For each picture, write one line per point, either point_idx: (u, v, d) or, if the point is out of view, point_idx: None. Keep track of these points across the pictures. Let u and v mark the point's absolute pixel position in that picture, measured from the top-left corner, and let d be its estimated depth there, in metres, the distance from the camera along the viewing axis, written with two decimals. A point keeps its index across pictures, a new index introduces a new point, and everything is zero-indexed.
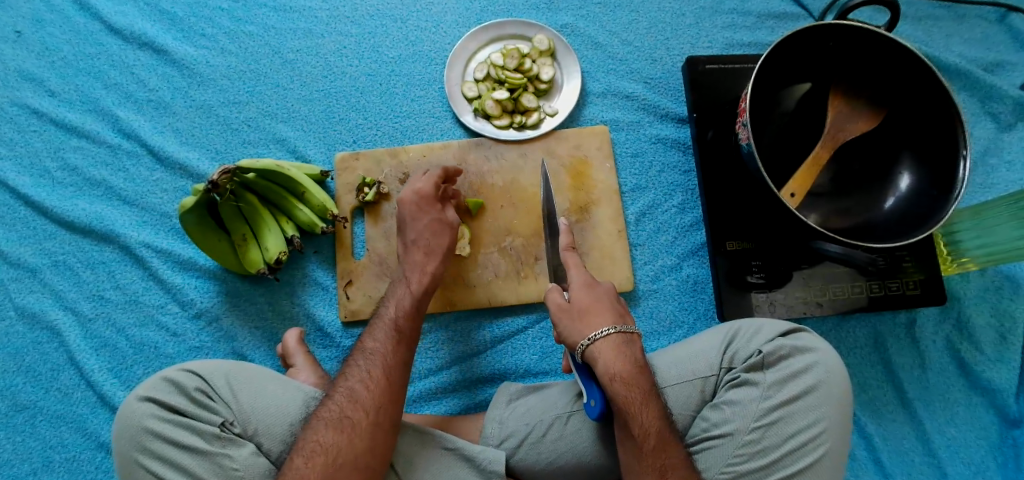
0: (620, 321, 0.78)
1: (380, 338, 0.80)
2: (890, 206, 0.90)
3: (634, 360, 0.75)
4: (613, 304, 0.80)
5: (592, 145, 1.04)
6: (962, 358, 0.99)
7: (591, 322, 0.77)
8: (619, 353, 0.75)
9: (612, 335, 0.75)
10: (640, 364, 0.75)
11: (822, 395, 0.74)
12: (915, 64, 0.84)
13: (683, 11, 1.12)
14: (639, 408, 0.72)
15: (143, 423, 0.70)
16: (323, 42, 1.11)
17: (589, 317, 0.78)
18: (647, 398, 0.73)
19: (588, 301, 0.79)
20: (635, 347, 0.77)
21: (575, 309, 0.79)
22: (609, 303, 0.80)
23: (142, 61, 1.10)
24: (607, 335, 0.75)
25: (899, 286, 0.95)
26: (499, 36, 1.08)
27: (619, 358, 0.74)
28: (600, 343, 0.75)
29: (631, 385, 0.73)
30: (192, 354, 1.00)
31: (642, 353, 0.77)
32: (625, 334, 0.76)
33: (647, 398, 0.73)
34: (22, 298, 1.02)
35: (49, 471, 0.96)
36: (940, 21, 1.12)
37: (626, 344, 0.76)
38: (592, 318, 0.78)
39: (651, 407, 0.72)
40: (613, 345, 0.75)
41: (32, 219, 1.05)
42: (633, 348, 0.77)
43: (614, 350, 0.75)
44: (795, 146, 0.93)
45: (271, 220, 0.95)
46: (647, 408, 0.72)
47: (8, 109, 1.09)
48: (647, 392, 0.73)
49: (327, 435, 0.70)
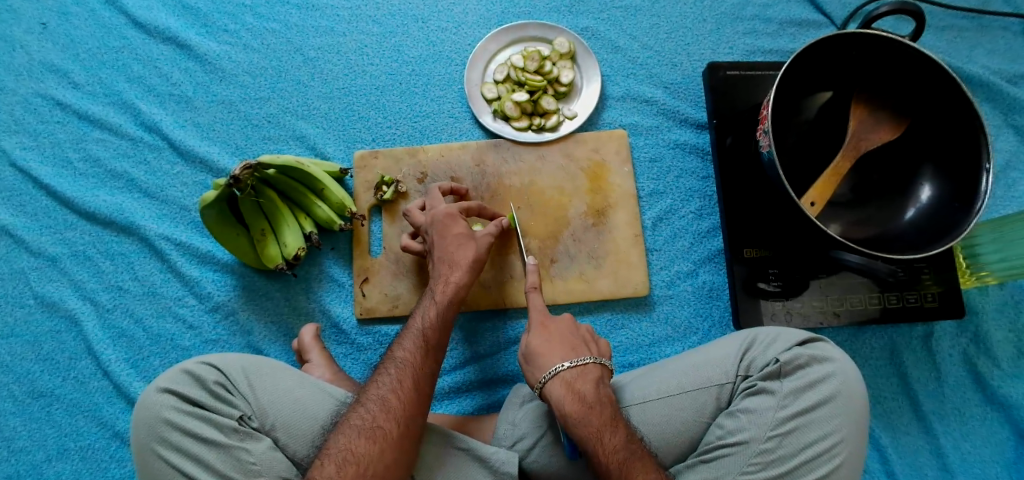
0: (573, 354, 0.78)
1: (409, 348, 0.80)
2: (910, 217, 0.90)
3: (584, 394, 0.74)
4: (567, 339, 0.80)
5: (610, 150, 1.04)
6: (979, 373, 0.98)
7: (542, 362, 0.78)
8: (568, 391, 0.75)
9: (561, 374, 0.76)
10: (593, 397, 0.75)
11: (837, 406, 0.73)
12: (939, 75, 0.84)
13: (704, 17, 1.11)
14: (595, 444, 0.72)
15: (162, 414, 0.71)
16: (345, 41, 1.11)
17: (540, 358, 0.78)
18: (602, 432, 0.72)
19: (540, 343, 0.80)
20: (586, 381, 0.76)
21: (529, 353, 0.79)
22: (563, 338, 0.80)
23: (165, 56, 1.11)
24: (556, 374, 0.76)
25: (917, 298, 0.95)
26: (520, 38, 1.09)
27: (568, 396, 0.74)
28: (552, 383, 0.76)
29: (583, 423, 0.73)
30: (208, 347, 1.00)
31: (597, 385, 0.76)
32: (575, 368, 0.76)
33: (602, 432, 0.72)
34: (41, 287, 1.03)
35: (63, 459, 0.97)
36: (963, 31, 1.11)
37: (574, 380, 0.75)
38: (542, 357, 0.78)
39: (609, 441, 0.72)
40: (562, 384, 0.75)
41: (53, 209, 1.06)
42: (582, 382, 0.76)
43: (563, 388, 0.75)
44: (815, 154, 0.93)
45: (289, 216, 0.96)
46: (603, 442, 0.72)
47: (32, 100, 1.10)
48: (603, 425, 0.73)
49: (360, 444, 0.71)
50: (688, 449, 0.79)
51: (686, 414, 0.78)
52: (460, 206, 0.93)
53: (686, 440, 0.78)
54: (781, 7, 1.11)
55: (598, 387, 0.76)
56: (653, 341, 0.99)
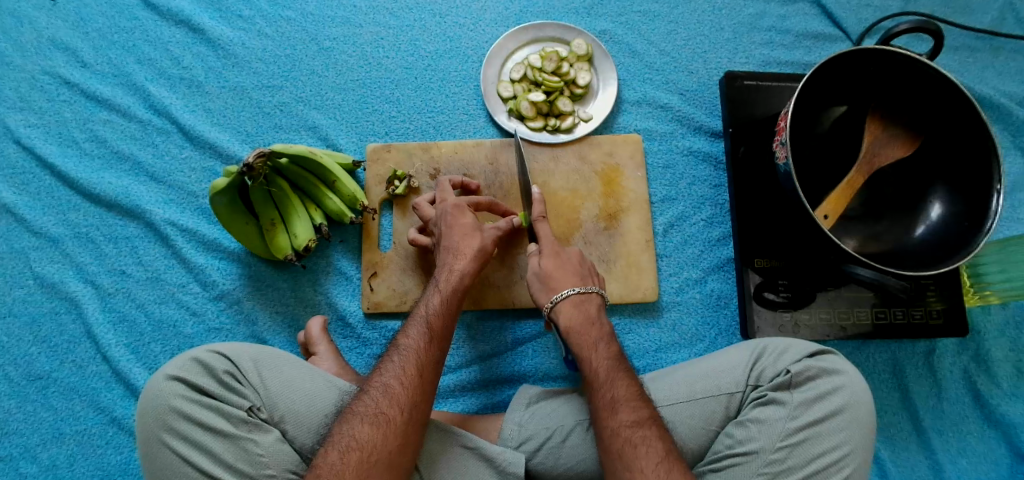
0: (580, 282, 0.84)
1: (414, 336, 0.79)
2: (920, 235, 0.90)
3: (587, 313, 0.82)
4: (577, 267, 0.86)
5: (624, 153, 1.04)
6: (979, 391, 0.99)
7: (554, 285, 0.83)
8: (573, 310, 0.82)
9: (569, 297, 0.82)
10: (594, 316, 0.82)
11: (847, 419, 0.74)
12: (955, 95, 0.84)
13: (721, 25, 1.12)
14: (589, 353, 0.78)
15: (170, 402, 0.70)
16: (361, 32, 1.10)
17: (552, 281, 0.83)
18: (596, 343, 0.79)
19: (553, 267, 0.84)
20: (591, 304, 0.83)
21: (541, 274, 0.84)
22: (573, 266, 0.85)
23: (177, 39, 1.10)
24: (565, 297, 0.82)
25: (923, 315, 0.95)
26: (538, 38, 1.08)
27: (573, 313, 0.81)
28: (560, 304, 0.82)
29: (581, 333, 0.80)
30: (211, 335, 0.99)
31: (599, 309, 0.83)
32: (582, 294, 0.82)
33: (596, 343, 0.79)
34: (42, 268, 1.01)
35: (58, 443, 0.96)
36: (976, 52, 1.12)
37: (581, 302, 0.82)
38: (556, 281, 0.83)
39: (603, 350, 0.78)
40: (570, 305, 0.82)
41: (56, 189, 1.04)
42: (587, 305, 0.82)
43: (570, 307, 0.82)
44: (829, 169, 0.93)
45: (300, 207, 0.95)
46: (597, 351, 0.78)
47: (38, 77, 1.08)
48: (598, 338, 0.79)
49: (363, 430, 0.70)
50: (695, 457, 0.79)
51: (695, 422, 0.78)
52: (470, 200, 0.93)
53: (693, 448, 0.79)
54: (799, 19, 1.12)
55: (600, 311, 0.83)
56: (660, 347, 0.99)
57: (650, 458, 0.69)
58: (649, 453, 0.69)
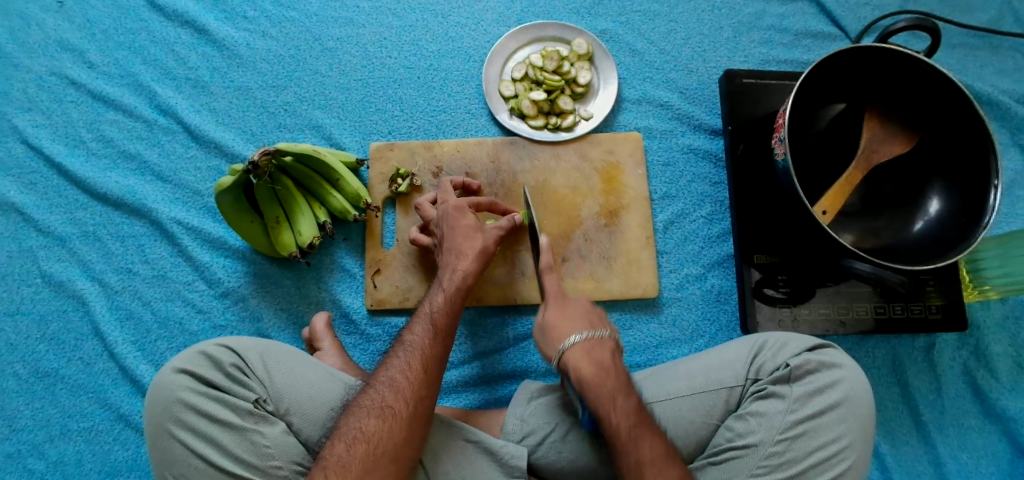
0: (588, 327, 0.80)
1: (418, 331, 0.80)
2: (918, 230, 0.91)
3: (601, 362, 0.77)
4: (584, 312, 0.82)
5: (624, 151, 1.05)
6: (978, 386, 0.99)
7: (560, 334, 0.80)
8: (585, 359, 0.77)
9: (577, 344, 0.78)
10: (606, 365, 0.77)
11: (846, 412, 0.74)
12: (952, 92, 0.85)
13: (721, 24, 1.13)
14: (607, 408, 0.74)
15: (178, 395, 0.71)
16: (364, 32, 1.12)
17: (558, 330, 0.81)
18: (615, 396, 0.74)
19: (558, 316, 0.82)
20: (603, 350, 0.78)
21: (546, 326, 0.82)
22: (579, 313, 0.82)
23: (182, 40, 1.11)
24: (573, 345, 0.78)
25: (922, 310, 0.96)
26: (538, 37, 1.10)
27: (586, 363, 0.77)
28: (570, 352, 0.78)
29: (598, 387, 0.75)
30: (216, 332, 1.00)
31: (612, 355, 0.78)
32: (591, 339, 0.79)
33: (615, 396, 0.74)
34: (50, 266, 1.02)
35: (66, 439, 0.97)
36: (974, 50, 1.12)
37: (591, 349, 0.78)
38: (562, 331, 0.80)
39: (622, 405, 0.74)
40: (580, 353, 0.77)
41: (63, 188, 1.06)
42: (598, 351, 0.78)
43: (580, 354, 0.77)
44: (828, 165, 0.94)
45: (304, 205, 0.96)
46: (616, 405, 0.74)
47: (46, 78, 1.10)
48: (616, 390, 0.75)
49: (369, 423, 0.71)
50: (697, 450, 0.80)
51: (695, 415, 0.79)
52: (470, 200, 0.94)
53: (695, 441, 0.79)
54: (797, 18, 1.13)
55: (613, 357, 0.78)
56: (661, 342, 1.00)
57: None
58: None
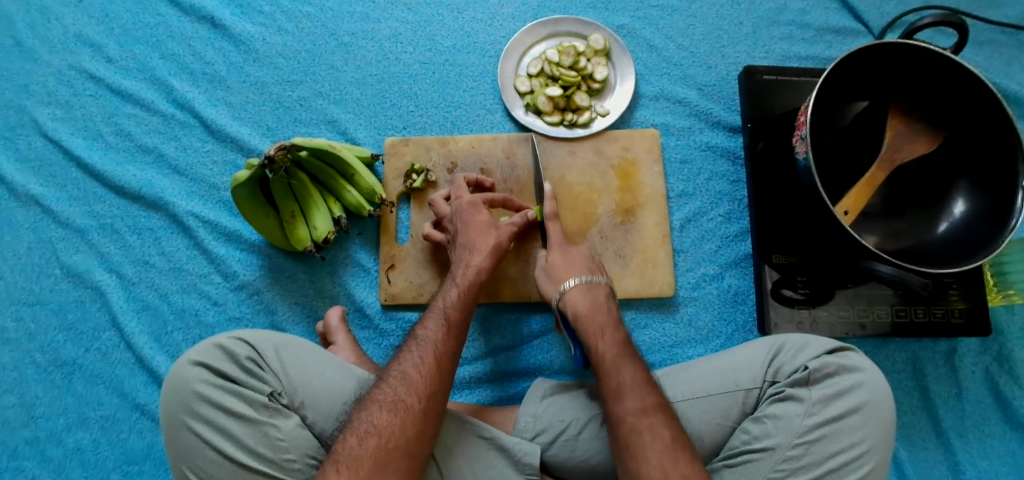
0: (586, 271, 0.87)
1: (432, 326, 0.80)
2: (942, 232, 0.89)
3: (595, 299, 0.83)
4: (582, 260, 0.89)
5: (641, 148, 1.04)
6: (1000, 391, 0.97)
7: (560, 277, 0.87)
8: (580, 296, 0.83)
9: (574, 284, 0.85)
10: (601, 303, 0.83)
11: (866, 416, 0.73)
12: (979, 89, 0.83)
13: (741, 20, 1.11)
14: (595, 340, 0.78)
15: (193, 387, 0.72)
16: (379, 27, 1.11)
17: (558, 272, 0.87)
18: (603, 329, 0.79)
19: (560, 261, 0.88)
20: (598, 292, 0.84)
21: (549, 269, 0.88)
22: (580, 259, 0.89)
23: (199, 34, 1.12)
24: (569, 285, 0.85)
25: (944, 313, 0.94)
26: (555, 32, 1.08)
27: (581, 299, 0.83)
28: (566, 292, 0.84)
29: (589, 320, 0.81)
30: (231, 325, 1.01)
31: (606, 296, 0.85)
32: (587, 282, 0.85)
33: (603, 330, 0.79)
34: (69, 258, 1.04)
35: (84, 428, 0.98)
36: (1002, 47, 1.09)
37: (586, 288, 0.84)
38: (562, 273, 0.87)
39: (609, 337, 0.78)
40: (575, 291, 0.84)
41: (82, 181, 1.07)
42: (595, 292, 0.84)
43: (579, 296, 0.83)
44: (851, 163, 0.92)
45: (319, 199, 0.96)
46: (603, 338, 0.78)
47: (65, 72, 1.11)
48: (606, 325, 0.80)
49: (381, 417, 0.71)
50: (711, 453, 0.79)
51: (711, 417, 0.78)
52: (483, 196, 0.94)
53: (710, 443, 0.78)
54: (819, 14, 1.11)
55: (606, 297, 0.85)
56: (675, 342, 0.99)
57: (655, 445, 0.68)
58: (654, 440, 0.69)
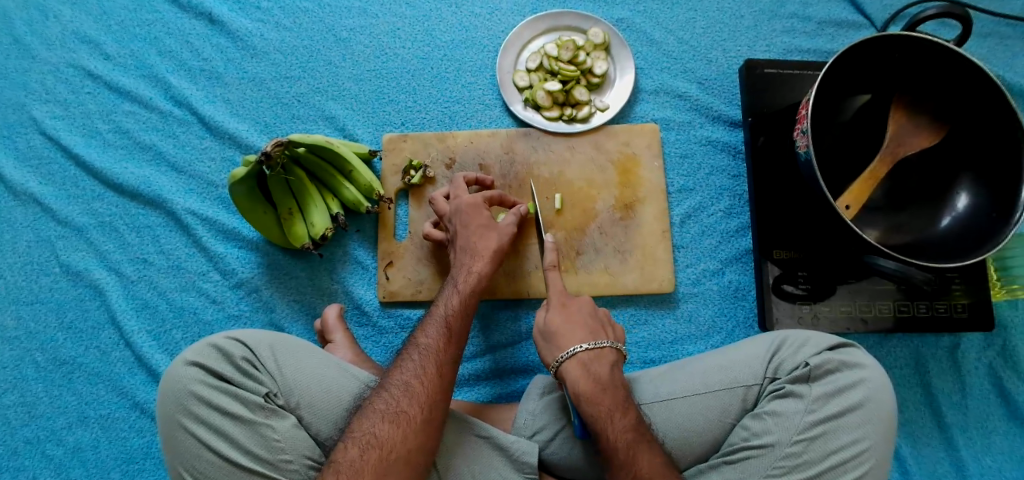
0: (591, 338, 0.80)
1: (432, 335, 0.79)
2: (945, 226, 0.88)
3: (598, 376, 0.77)
4: (586, 321, 0.82)
5: (641, 143, 1.03)
6: (1003, 386, 0.97)
7: (562, 342, 0.80)
8: (582, 371, 0.77)
9: (577, 355, 0.78)
10: (606, 379, 0.77)
11: (867, 414, 0.72)
12: (983, 81, 0.82)
13: (742, 13, 1.10)
14: (605, 423, 0.73)
15: (189, 387, 0.72)
16: (377, 23, 1.11)
17: (560, 338, 0.81)
18: (612, 412, 0.74)
19: (560, 321, 0.82)
20: (602, 363, 0.78)
21: (548, 331, 0.82)
22: (582, 319, 0.82)
23: (197, 31, 1.11)
24: (573, 355, 0.78)
25: (946, 308, 0.93)
26: (554, 27, 1.07)
27: (582, 375, 0.77)
28: (567, 363, 0.78)
29: (594, 401, 0.74)
30: (230, 322, 1.00)
31: (612, 369, 0.78)
32: (592, 351, 0.79)
33: (612, 412, 0.73)
34: (67, 256, 1.03)
35: (83, 426, 0.98)
36: (1007, 39, 1.08)
37: (590, 362, 0.78)
38: (563, 338, 0.80)
39: (619, 421, 0.73)
40: (577, 364, 0.78)
41: (81, 179, 1.06)
42: (597, 364, 0.78)
43: (579, 369, 0.77)
44: (852, 157, 0.92)
45: (317, 197, 0.96)
46: (613, 422, 0.73)
47: (63, 69, 1.10)
48: (614, 406, 0.74)
49: (383, 428, 0.71)
50: (711, 449, 0.78)
51: (710, 414, 0.78)
52: (483, 193, 0.93)
53: (709, 440, 0.78)
54: (821, 7, 1.09)
55: (613, 370, 0.78)
56: (676, 338, 0.98)
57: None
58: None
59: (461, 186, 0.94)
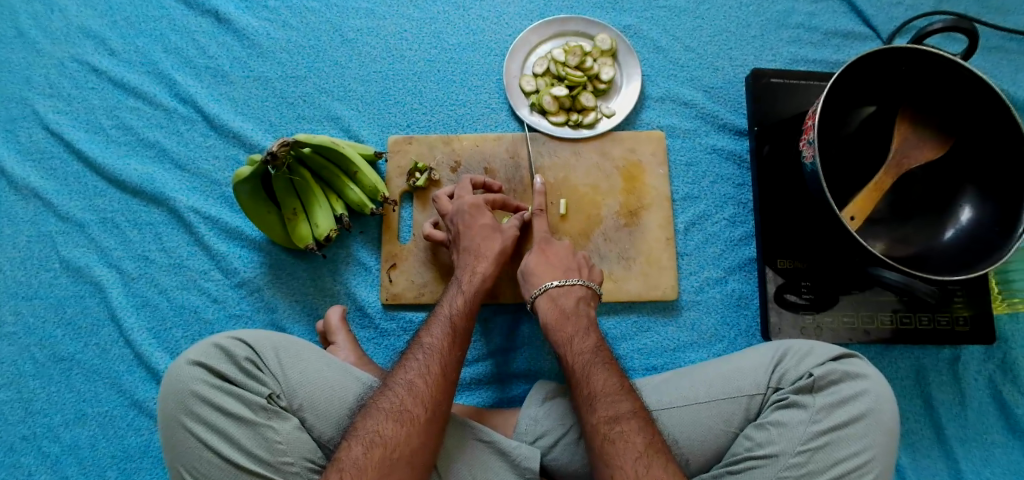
0: (562, 275, 0.87)
1: (437, 334, 0.80)
2: (948, 238, 0.88)
3: (564, 307, 0.83)
4: (563, 261, 0.89)
5: (646, 150, 1.03)
6: (1004, 399, 0.97)
7: (537, 279, 0.87)
8: (551, 304, 0.84)
9: (548, 290, 0.85)
10: (571, 309, 0.83)
11: (871, 424, 0.72)
12: (990, 96, 0.82)
13: (748, 22, 1.10)
14: (566, 346, 0.80)
15: (192, 387, 0.71)
16: (384, 24, 1.10)
17: (534, 276, 0.87)
18: (573, 337, 0.80)
19: (537, 260, 0.88)
20: (570, 297, 0.84)
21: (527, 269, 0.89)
22: (559, 261, 0.88)
23: (203, 29, 1.11)
24: (544, 290, 0.85)
25: (948, 321, 0.93)
26: (561, 32, 1.08)
27: (551, 307, 0.84)
28: (540, 298, 0.85)
29: (558, 328, 0.82)
30: (231, 322, 1.00)
31: (578, 302, 0.84)
32: (563, 287, 0.85)
33: (572, 337, 0.80)
34: (68, 252, 1.03)
35: (80, 424, 0.97)
36: (1011, 53, 1.08)
37: (558, 296, 0.84)
38: (538, 275, 0.87)
39: (579, 344, 0.79)
40: (547, 299, 0.85)
41: (82, 174, 1.06)
42: (566, 298, 0.85)
43: (546, 302, 0.84)
44: (859, 166, 0.91)
45: (322, 197, 0.95)
46: (573, 345, 0.79)
47: (68, 64, 1.10)
48: (575, 332, 0.81)
49: (387, 427, 0.70)
50: (714, 459, 0.78)
51: (712, 422, 0.77)
52: (485, 197, 0.93)
53: (712, 449, 0.78)
54: (828, 17, 1.10)
55: (580, 304, 0.84)
56: (678, 346, 0.98)
57: (629, 453, 0.68)
58: (628, 448, 0.68)
59: (462, 186, 0.94)
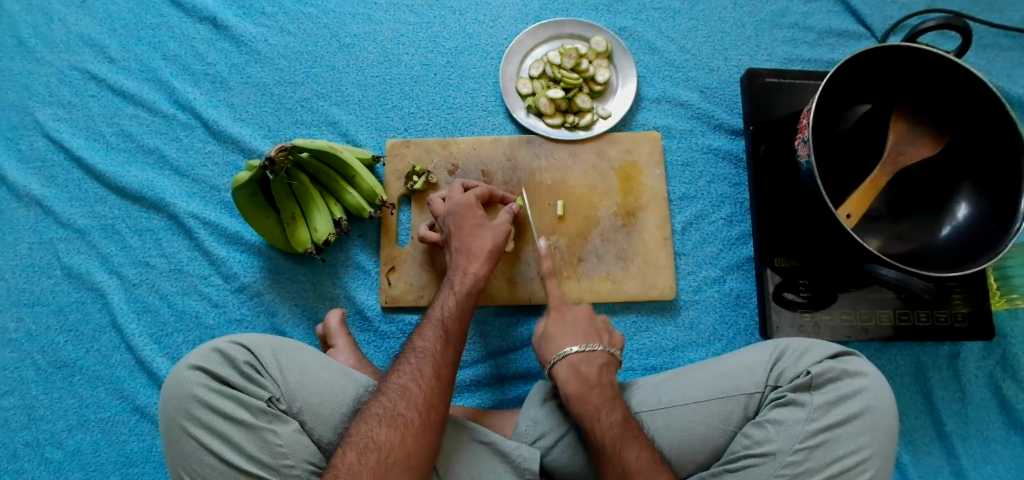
0: (584, 342, 0.83)
1: (429, 337, 0.80)
2: (945, 235, 0.88)
3: (587, 376, 0.79)
4: (582, 325, 0.85)
5: (642, 151, 1.04)
6: (1005, 396, 0.97)
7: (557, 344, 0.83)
8: (572, 372, 0.80)
9: (569, 356, 0.81)
10: (594, 379, 0.79)
11: (869, 421, 0.72)
12: (983, 93, 0.82)
13: (743, 22, 1.10)
14: (592, 421, 0.75)
15: (192, 391, 0.72)
16: (381, 29, 1.11)
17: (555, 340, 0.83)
18: (599, 410, 0.76)
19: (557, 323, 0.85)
20: (592, 364, 0.80)
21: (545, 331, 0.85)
22: (576, 327, 0.85)
23: (201, 36, 1.12)
24: (565, 357, 0.81)
25: (947, 317, 0.93)
26: (557, 35, 1.08)
27: (572, 377, 0.79)
28: (559, 365, 0.81)
29: (583, 400, 0.77)
30: (232, 326, 1.01)
31: (602, 370, 0.80)
32: (584, 353, 0.81)
33: (599, 410, 0.76)
34: (69, 259, 1.03)
35: (83, 430, 0.98)
36: (1006, 50, 1.08)
37: (580, 363, 0.80)
38: (559, 340, 0.83)
39: (606, 419, 0.75)
40: (568, 366, 0.80)
41: (83, 181, 1.07)
42: (588, 366, 0.80)
43: (568, 369, 0.80)
44: (854, 163, 0.92)
45: (320, 201, 0.96)
46: (600, 419, 0.75)
47: (67, 72, 1.11)
48: (601, 405, 0.76)
49: (381, 432, 0.71)
50: (712, 457, 0.78)
51: (711, 421, 0.78)
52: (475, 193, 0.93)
53: (711, 448, 0.78)
54: (822, 16, 1.10)
55: (602, 372, 0.80)
56: (677, 345, 0.98)
57: None
58: None
59: (455, 190, 0.95)
